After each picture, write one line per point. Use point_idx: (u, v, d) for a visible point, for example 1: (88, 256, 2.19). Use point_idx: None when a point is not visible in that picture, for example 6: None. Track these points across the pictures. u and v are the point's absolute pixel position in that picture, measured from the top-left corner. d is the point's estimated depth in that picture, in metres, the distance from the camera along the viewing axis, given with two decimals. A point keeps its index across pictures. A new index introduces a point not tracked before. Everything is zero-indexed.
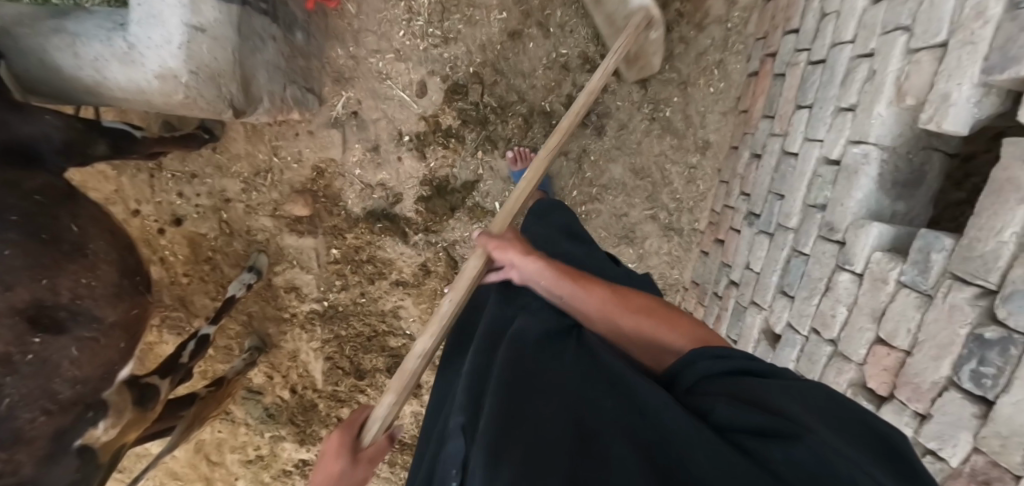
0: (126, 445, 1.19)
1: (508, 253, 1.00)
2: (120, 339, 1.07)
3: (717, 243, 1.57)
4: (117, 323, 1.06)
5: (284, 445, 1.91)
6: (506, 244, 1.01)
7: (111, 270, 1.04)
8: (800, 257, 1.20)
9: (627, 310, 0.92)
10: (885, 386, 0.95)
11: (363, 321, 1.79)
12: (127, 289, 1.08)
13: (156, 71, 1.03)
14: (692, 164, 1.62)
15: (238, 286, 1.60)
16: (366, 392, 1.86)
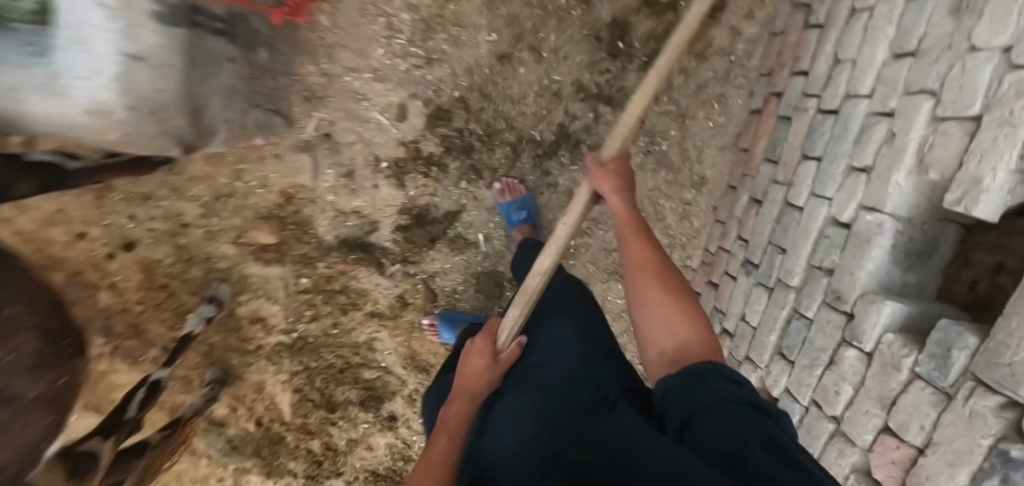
0: None
1: (603, 179, 1.07)
2: (48, 415, 0.91)
3: (709, 285, 1.48)
4: (42, 398, 0.89)
5: (250, 477, 1.81)
6: (605, 171, 1.09)
7: (33, 338, 0.88)
8: (802, 320, 1.13)
9: (654, 281, 0.88)
10: (892, 479, 0.89)
11: (336, 353, 1.68)
12: (52, 355, 0.93)
13: (88, 106, 0.91)
14: (687, 199, 1.53)
15: (195, 320, 1.47)
16: (338, 424, 1.79)
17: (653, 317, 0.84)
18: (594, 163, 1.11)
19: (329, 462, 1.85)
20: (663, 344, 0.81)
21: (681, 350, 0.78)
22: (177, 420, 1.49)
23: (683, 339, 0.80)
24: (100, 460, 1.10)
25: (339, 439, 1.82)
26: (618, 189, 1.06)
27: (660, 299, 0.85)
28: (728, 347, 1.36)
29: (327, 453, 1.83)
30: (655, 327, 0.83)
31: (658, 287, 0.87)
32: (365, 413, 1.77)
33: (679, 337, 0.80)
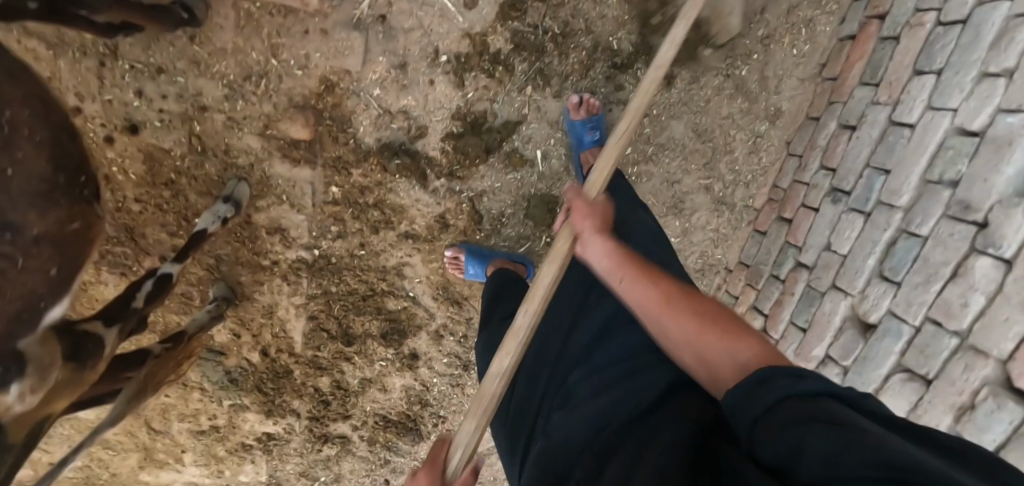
0: (55, 413, 0.83)
1: (582, 217, 0.90)
2: (49, 263, 0.72)
3: (780, 222, 1.38)
4: (45, 239, 0.70)
5: (246, 416, 1.69)
6: (589, 211, 0.90)
7: (38, 161, 0.68)
8: (911, 239, 1.04)
9: (676, 307, 0.70)
10: None
11: (359, 277, 1.50)
12: (64, 192, 0.73)
13: None
14: (760, 132, 1.42)
15: (210, 219, 1.27)
16: (352, 360, 1.62)
17: (705, 356, 0.65)
18: (574, 195, 0.93)
19: (337, 404, 1.70)
20: (725, 377, 0.63)
21: (741, 371, 0.61)
22: (180, 333, 1.30)
23: (738, 359, 0.62)
24: (108, 350, 0.90)
25: (352, 377, 1.66)
26: (597, 226, 0.88)
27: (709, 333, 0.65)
28: (805, 280, 1.26)
29: (335, 392, 1.68)
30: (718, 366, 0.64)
31: (684, 311, 0.69)
32: (385, 349, 1.61)
33: (734, 356, 0.63)
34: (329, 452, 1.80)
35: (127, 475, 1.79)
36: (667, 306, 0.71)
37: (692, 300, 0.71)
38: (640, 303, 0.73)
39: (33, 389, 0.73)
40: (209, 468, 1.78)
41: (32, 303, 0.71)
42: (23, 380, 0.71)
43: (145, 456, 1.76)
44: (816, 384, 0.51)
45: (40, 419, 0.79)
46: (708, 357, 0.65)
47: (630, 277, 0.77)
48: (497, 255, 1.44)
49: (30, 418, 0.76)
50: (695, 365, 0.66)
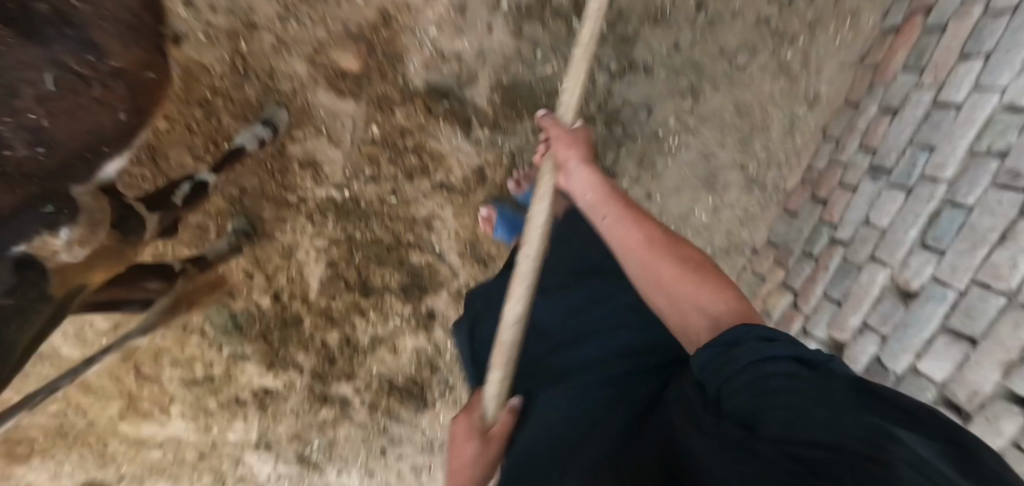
0: (87, 284, 0.83)
1: (566, 148, 0.86)
2: (119, 103, 0.66)
3: (814, 203, 1.42)
4: (121, 76, 0.64)
5: (245, 367, 1.62)
6: (572, 141, 0.86)
7: None
8: (956, 209, 1.06)
9: (662, 258, 0.70)
10: None
11: (385, 226, 1.46)
12: (147, 32, 0.66)
13: None
14: (796, 115, 1.47)
15: (248, 138, 1.23)
16: (366, 314, 1.56)
17: (673, 297, 0.68)
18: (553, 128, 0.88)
19: (343, 363, 1.64)
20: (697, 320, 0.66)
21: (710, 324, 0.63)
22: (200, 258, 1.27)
23: (708, 304, 0.65)
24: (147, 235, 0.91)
25: (362, 334, 1.60)
26: (584, 156, 0.86)
27: (680, 275, 0.68)
28: (840, 254, 1.29)
29: (343, 348, 1.61)
30: (676, 302, 0.68)
31: (669, 256, 0.71)
32: (402, 305, 1.55)
33: (703, 301, 0.65)
34: (326, 415, 1.73)
35: (105, 424, 1.73)
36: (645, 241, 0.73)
37: (675, 246, 0.72)
38: (627, 243, 0.75)
39: (81, 241, 0.75)
40: (196, 423, 1.72)
41: (96, 147, 0.66)
42: (74, 227, 0.71)
43: (128, 406, 1.70)
44: (784, 350, 0.48)
45: (79, 282, 0.80)
46: (701, 305, 0.65)
47: (612, 207, 0.79)
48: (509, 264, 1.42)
49: (73, 275, 0.78)
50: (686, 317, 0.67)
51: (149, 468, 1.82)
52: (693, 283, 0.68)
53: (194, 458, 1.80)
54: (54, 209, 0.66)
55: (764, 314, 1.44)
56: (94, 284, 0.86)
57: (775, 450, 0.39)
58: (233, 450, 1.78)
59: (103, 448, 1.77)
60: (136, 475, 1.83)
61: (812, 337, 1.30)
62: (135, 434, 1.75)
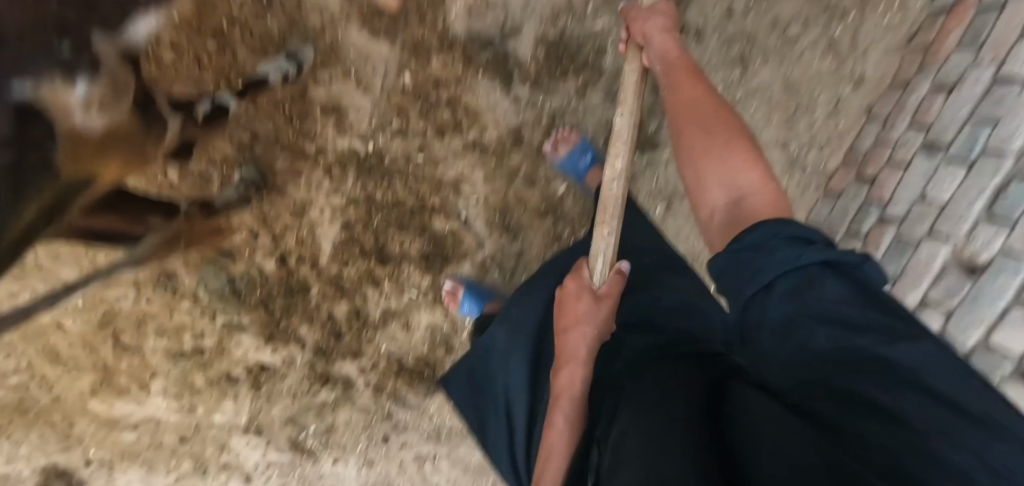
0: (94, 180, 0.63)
1: (645, 22, 1.01)
2: None
3: (859, 182, 1.36)
4: None
5: (240, 339, 1.47)
6: (672, 65, 0.97)
7: None
8: None
9: (703, 133, 0.84)
10: None
11: (409, 186, 1.34)
12: None
13: None
14: (842, 96, 1.39)
15: (275, 70, 1.12)
16: (379, 285, 1.43)
17: (702, 170, 0.81)
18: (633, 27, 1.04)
19: (351, 339, 1.50)
20: (715, 199, 0.78)
21: (732, 189, 0.77)
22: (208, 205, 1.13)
23: (733, 171, 0.78)
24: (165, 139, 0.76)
25: (373, 307, 1.47)
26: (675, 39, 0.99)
27: (713, 154, 0.80)
28: (891, 232, 1.23)
29: (351, 322, 1.48)
30: (707, 177, 0.80)
31: (720, 140, 0.82)
32: (421, 275, 1.43)
33: (731, 169, 0.78)
34: (325, 397, 1.59)
35: (73, 400, 1.54)
36: (692, 116, 0.87)
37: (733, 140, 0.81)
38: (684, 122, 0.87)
39: (101, 102, 0.59)
40: (178, 402, 1.55)
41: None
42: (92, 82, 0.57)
43: (102, 380, 1.52)
44: (823, 252, 0.55)
45: (92, 170, 0.61)
46: (736, 180, 0.77)
47: (681, 88, 0.92)
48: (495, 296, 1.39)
49: (86, 157, 0.59)
50: (716, 192, 0.78)
51: (119, 453, 1.63)
52: (724, 158, 0.80)
53: (172, 442, 1.62)
54: (71, 47, 0.55)
55: None
56: (99, 189, 0.67)
57: (825, 393, 0.49)
58: (218, 434, 1.61)
59: (68, 429, 1.58)
60: (104, 461, 1.64)
61: None
62: (107, 413, 1.57)
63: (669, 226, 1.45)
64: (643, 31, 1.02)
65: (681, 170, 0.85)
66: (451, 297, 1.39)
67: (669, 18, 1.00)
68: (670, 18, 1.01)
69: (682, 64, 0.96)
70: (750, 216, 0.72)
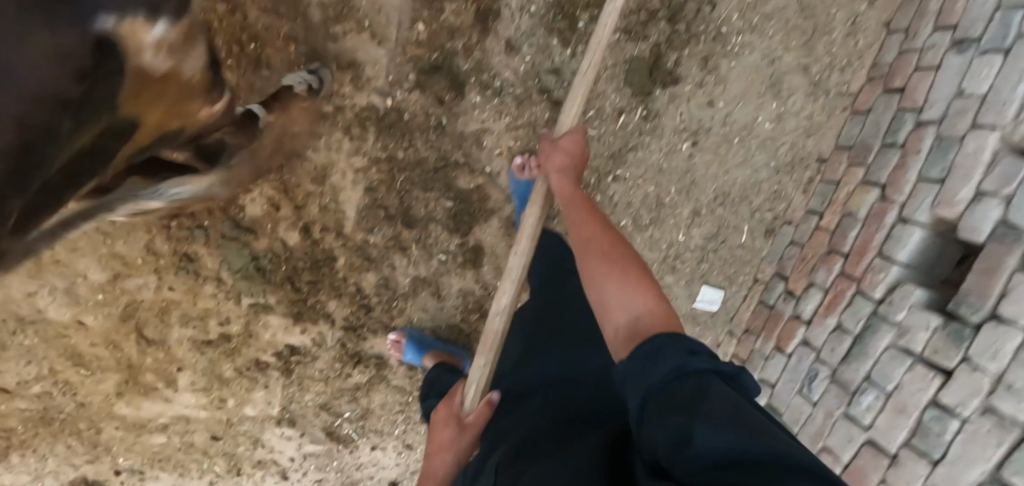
0: (144, 129, 0.59)
1: (548, 159, 1.02)
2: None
3: (888, 94, 1.30)
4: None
5: (268, 322, 1.41)
6: (552, 149, 1.03)
7: None
8: None
9: (598, 255, 0.74)
10: None
11: (431, 144, 1.30)
12: None
13: None
14: (859, 13, 1.35)
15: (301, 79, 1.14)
16: (407, 251, 1.39)
17: (603, 291, 0.70)
18: (547, 143, 1.06)
19: (381, 312, 1.45)
20: (617, 316, 0.66)
21: (633, 321, 0.63)
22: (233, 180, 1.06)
23: (636, 307, 0.65)
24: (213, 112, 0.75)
25: (402, 276, 1.42)
26: (566, 165, 1.01)
27: (614, 282, 0.69)
28: (929, 135, 1.18)
29: (381, 293, 1.43)
30: (607, 294, 0.69)
31: (613, 269, 0.71)
32: (450, 237, 1.38)
33: (629, 305, 0.66)
34: (359, 379, 1.54)
35: (99, 405, 1.49)
36: (599, 252, 0.75)
37: (621, 249, 0.75)
38: (585, 243, 0.80)
39: (171, 50, 0.54)
40: (208, 396, 1.49)
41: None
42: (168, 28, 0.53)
43: (127, 380, 1.47)
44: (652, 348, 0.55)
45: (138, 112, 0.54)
46: (622, 302, 0.66)
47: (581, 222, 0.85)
48: (440, 345, 1.45)
49: (145, 92, 0.54)
50: (616, 310, 0.67)
51: (150, 457, 1.57)
52: (622, 283, 0.68)
53: (204, 441, 1.56)
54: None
55: (849, 215, 1.31)
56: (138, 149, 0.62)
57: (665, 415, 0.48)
58: (251, 428, 1.56)
59: (95, 437, 1.53)
60: (135, 468, 1.58)
61: (912, 224, 1.16)
62: (134, 416, 1.51)
63: (697, 162, 1.41)
64: (552, 163, 1.02)
65: (590, 263, 0.75)
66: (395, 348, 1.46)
67: (573, 160, 1.02)
68: (575, 159, 1.02)
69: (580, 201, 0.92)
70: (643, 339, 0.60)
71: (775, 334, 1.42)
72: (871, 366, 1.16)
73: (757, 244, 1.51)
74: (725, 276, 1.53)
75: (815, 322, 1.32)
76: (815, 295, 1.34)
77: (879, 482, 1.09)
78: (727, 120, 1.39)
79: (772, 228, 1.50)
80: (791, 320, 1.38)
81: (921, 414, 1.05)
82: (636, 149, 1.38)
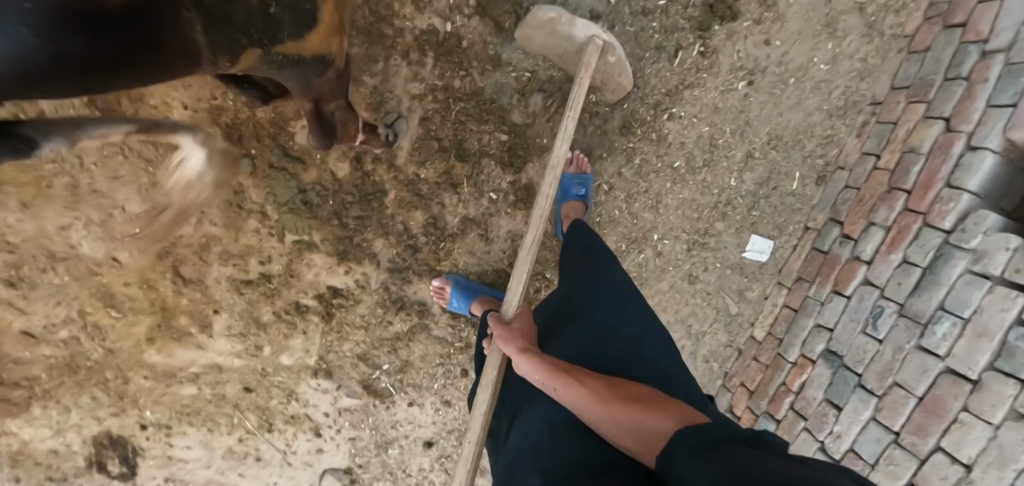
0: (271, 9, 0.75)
1: (506, 341, 0.96)
2: None
3: (948, 30, 1.27)
4: None
5: (311, 260, 1.37)
6: (508, 335, 0.97)
7: None
8: None
9: (601, 400, 0.73)
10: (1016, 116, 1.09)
11: (488, 74, 1.28)
12: None
13: None
14: None
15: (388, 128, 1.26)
16: (458, 188, 1.35)
17: (623, 431, 0.68)
18: (497, 327, 1.02)
19: (427, 255, 1.41)
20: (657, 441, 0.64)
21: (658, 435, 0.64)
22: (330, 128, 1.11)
23: (655, 427, 0.65)
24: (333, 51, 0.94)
25: (451, 216, 1.37)
26: (520, 346, 0.93)
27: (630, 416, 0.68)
28: (999, 62, 1.15)
29: (428, 233, 1.38)
30: (620, 428, 0.69)
31: (615, 400, 0.72)
32: (502, 174, 1.35)
33: (647, 424, 0.66)
34: (399, 329, 1.48)
35: (129, 352, 1.42)
36: (597, 401, 0.73)
37: (621, 391, 0.74)
38: (580, 404, 0.75)
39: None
40: (243, 342, 1.43)
41: None
42: None
43: (160, 324, 1.40)
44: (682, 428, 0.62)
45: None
46: (639, 423, 0.67)
47: (559, 382, 0.79)
48: (486, 290, 1.40)
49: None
50: (628, 437, 0.68)
51: (178, 411, 1.50)
52: (632, 416, 0.68)
53: (235, 394, 1.50)
54: None
55: (911, 151, 1.28)
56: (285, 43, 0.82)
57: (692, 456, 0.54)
58: (286, 379, 1.49)
59: (123, 388, 1.46)
60: (162, 423, 1.51)
61: (983, 151, 1.14)
62: (165, 365, 1.45)
63: (752, 102, 1.40)
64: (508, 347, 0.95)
65: (597, 415, 0.72)
66: (441, 297, 1.40)
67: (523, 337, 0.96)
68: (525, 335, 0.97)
69: (557, 363, 0.84)
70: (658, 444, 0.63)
71: (831, 278, 1.39)
72: (946, 294, 1.13)
73: (808, 192, 1.48)
74: (775, 225, 1.49)
75: (877, 260, 1.29)
76: (876, 234, 1.31)
77: (960, 410, 1.06)
78: (783, 59, 1.38)
79: (824, 175, 1.47)
80: (850, 262, 1.35)
81: (1006, 335, 1.02)
82: (689, 87, 1.38)
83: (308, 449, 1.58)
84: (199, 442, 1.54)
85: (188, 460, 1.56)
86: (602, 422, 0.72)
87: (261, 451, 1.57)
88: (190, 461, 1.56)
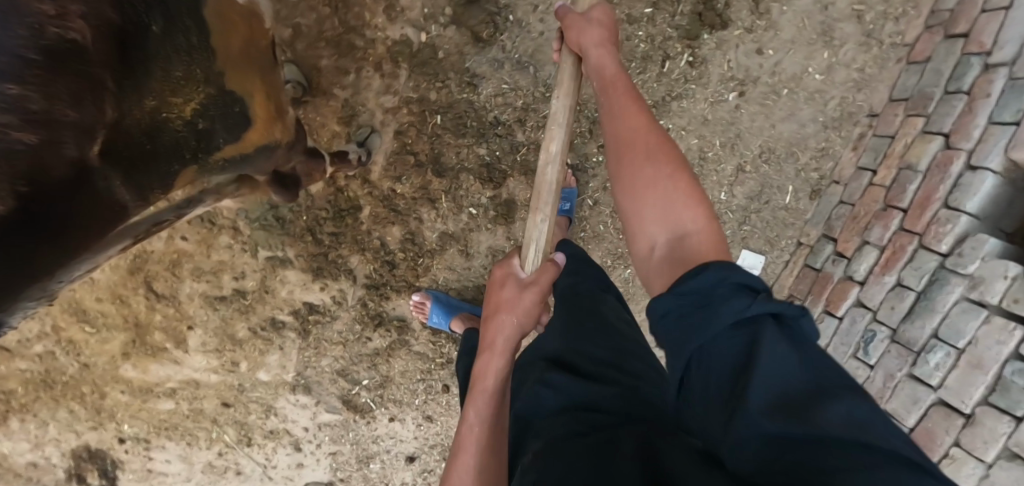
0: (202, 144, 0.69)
1: (581, 32, 0.76)
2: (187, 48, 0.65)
3: (950, 40, 1.20)
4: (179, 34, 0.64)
5: (285, 276, 1.34)
6: (584, 22, 0.76)
7: None
8: None
9: (642, 154, 0.59)
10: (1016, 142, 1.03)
11: (465, 86, 1.23)
12: None
13: None
14: None
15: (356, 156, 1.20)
16: (435, 203, 1.30)
17: (642, 204, 0.57)
18: (569, 16, 0.78)
19: (405, 270, 1.37)
20: (656, 233, 0.55)
21: (682, 240, 0.53)
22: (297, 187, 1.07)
23: (684, 227, 0.54)
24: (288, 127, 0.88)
25: (429, 231, 1.33)
26: (599, 40, 0.74)
27: (659, 199, 0.56)
28: (1002, 76, 1.08)
29: (405, 249, 1.34)
30: (644, 198, 0.57)
31: (661, 174, 0.57)
32: (480, 188, 1.30)
33: (678, 219, 0.54)
34: (378, 344, 1.45)
35: (104, 367, 1.40)
36: (640, 150, 0.60)
37: (673, 159, 0.58)
38: (629, 140, 0.61)
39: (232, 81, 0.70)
40: (219, 358, 1.41)
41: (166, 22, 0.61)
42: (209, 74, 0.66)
43: (134, 340, 1.38)
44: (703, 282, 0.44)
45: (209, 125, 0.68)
46: (674, 215, 0.54)
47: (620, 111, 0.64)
48: (466, 307, 1.36)
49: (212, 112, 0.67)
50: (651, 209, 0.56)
51: (156, 425, 1.48)
52: (666, 194, 0.56)
53: (213, 409, 1.48)
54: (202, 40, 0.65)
55: (907, 168, 1.22)
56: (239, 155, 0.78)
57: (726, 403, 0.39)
58: (264, 395, 1.47)
59: (99, 402, 1.44)
60: (140, 437, 1.49)
61: (982, 170, 1.07)
62: (141, 380, 1.42)
63: (742, 114, 1.34)
64: (578, 31, 0.76)
65: (624, 173, 0.60)
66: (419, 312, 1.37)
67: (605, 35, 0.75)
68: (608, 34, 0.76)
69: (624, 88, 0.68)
70: (691, 264, 0.50)
71: (823, 297, 1.34)
72: (939, 321, 1.08)
73: (801, 207, 1.42)
74: (766, 240, 1.44)
75: (870, 281, 1.24)
76: (870, 254, 1.26)
77: (951, 445, 1.02)
78: (776, 69, 1.32)
79: (818, 188, 1.40)
80: (842, 281, 1.30)
81: (1002, 369, 0.97)
82: (677, 98, 1.33)
83: (288, 463, 1.56)
84: (178, 456, 1.52)
85: (167, 474, 1.54)
86: (630, 173, 0.59)
87: (241, 465, 1.55)
88: (170, 474, 1.54)
